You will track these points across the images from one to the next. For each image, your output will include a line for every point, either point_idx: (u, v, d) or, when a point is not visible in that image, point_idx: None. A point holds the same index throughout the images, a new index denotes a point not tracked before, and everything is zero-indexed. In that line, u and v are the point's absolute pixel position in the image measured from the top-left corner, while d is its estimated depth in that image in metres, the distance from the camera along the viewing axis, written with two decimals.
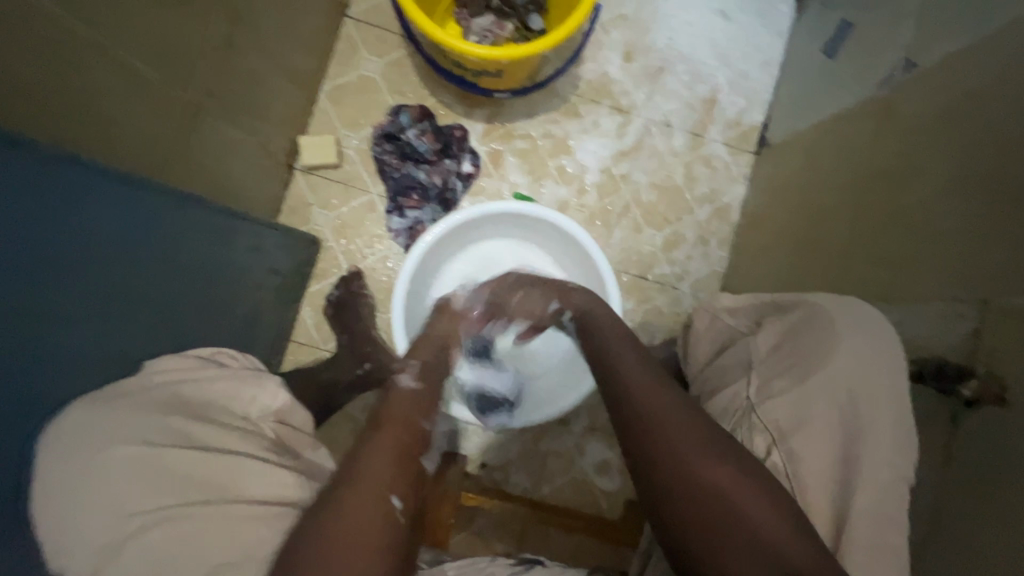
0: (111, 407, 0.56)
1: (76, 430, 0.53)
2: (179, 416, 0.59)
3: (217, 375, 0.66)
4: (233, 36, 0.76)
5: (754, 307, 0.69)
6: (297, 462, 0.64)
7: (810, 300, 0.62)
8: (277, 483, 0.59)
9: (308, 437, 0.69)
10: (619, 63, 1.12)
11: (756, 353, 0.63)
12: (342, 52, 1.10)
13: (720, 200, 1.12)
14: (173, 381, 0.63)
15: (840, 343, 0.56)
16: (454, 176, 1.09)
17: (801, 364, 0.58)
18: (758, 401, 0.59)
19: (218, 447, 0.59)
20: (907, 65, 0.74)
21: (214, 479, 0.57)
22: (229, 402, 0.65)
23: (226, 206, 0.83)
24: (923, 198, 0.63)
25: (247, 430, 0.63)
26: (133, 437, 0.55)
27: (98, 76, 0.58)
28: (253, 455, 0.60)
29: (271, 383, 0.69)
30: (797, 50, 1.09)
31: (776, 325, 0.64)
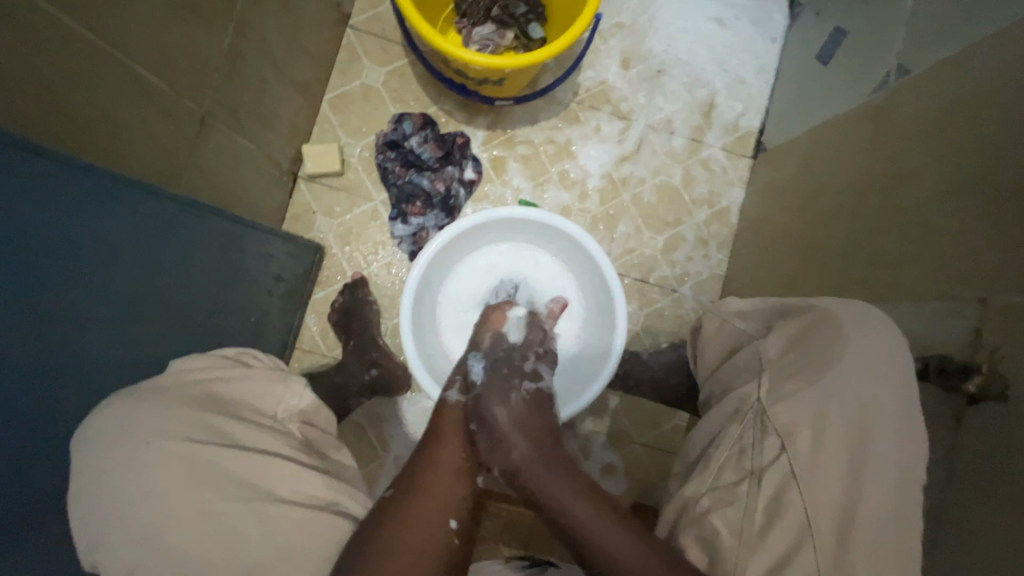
0: (150, 402, 0.56)
1: (112, 425, 0.53)
2: (216, 414, 0.58)
3: (248, 375, 0.66)
4: (240, 46, 0.77)
5: (762, 310, 0.70)
6: (324, 463, 0.65)
7: (819, 303, 0.63)
8: (311, 485, 0.59)
9: (331, 439, 0.70)
10: (618, 69, 1.14)
11: (766, 355, 0.64)
12: (344, 62, 1.11)
13: (719, 203, 1.13)
14: (205, 380, 0.63)
15: (847, 338, 0.58)
16: (457, 183, 1.09)
17: (810, 367, 0.59)
18: (769, 403, 0.60)
19: (257, 446, 0.59)
20: (900, 70, 0.76)
21: (252, 479, 0.56)
22: (260, 402, 0.65)
23: (235, 214, 0.84)
24: (921, 200, 0.65)
25: (278, 430, 0.63)
26: (178, 433, 0.54)
27: (113, 87, 0.59)
28: (286, 456, 0.61)
29: (296, 384, 0.69)
30: (792, 56, 1.11)
31: (789, 324, 0.64)
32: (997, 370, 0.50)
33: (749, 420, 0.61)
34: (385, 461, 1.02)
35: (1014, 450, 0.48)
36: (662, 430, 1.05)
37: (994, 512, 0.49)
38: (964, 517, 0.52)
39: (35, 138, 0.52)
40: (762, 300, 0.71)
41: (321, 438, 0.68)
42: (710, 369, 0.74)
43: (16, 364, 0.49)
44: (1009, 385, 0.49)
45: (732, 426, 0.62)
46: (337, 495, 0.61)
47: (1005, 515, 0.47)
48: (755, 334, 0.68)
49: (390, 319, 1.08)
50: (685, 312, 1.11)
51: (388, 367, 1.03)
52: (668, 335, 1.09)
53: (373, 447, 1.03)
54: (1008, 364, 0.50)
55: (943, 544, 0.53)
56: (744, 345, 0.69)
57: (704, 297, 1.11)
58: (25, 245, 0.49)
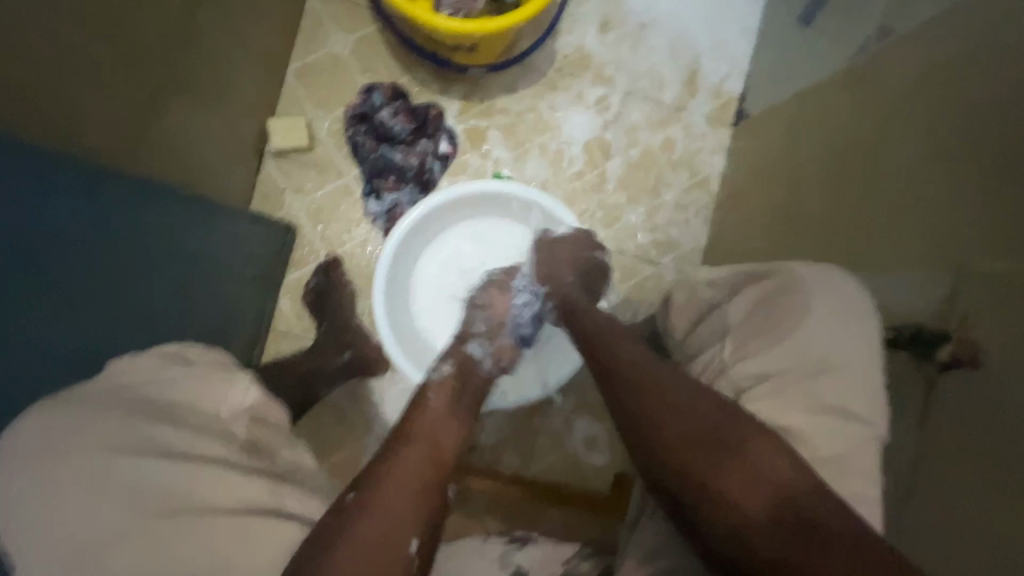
0: (68, 414, 0.53)
1: (36, 434, 0.51)
2: (138, 420, 0.55)
3: (182, 376, 0.62)
4: (194, 12, 0.72)
5: (728, 278, 0.66)
6: (271, 463, 0.61)
7: (783, 270, 0.60)
8: (249, 490, 0.56)
9: (285, 435, 0.66)
10: (596, 34, 1.10)
11: (729, 317, 0.63)
12: (308, 29, 1.05)
13: (700, 171, 1.11)
14: (133, 384, 0.59)
15: (811, 310, 0.57)
16: (432, 157, 1.06)
17: (775, 334, 0.58)
18: (732, 362, 0.60)
19: (184, 452, 0.55)
20: (883, 31, 0.74)
21: (174, 489, 0.53)
22: (196, 402, 0.61)
23: (193, 195, 0.80)
24: (900, 166, 0.64)
25: (214, 432, 0.59)
26: (98, 443, 0.52)
27: (53, 58, 0.54)
28: (217, 460, 0.57)
29: (240, 380, 0.64)
30: (774, 17, 1.08)
31: (754, 290, 0.62)
32: (970, 338, 0.51)
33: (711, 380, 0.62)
34: (367, 441, 1.02)
35: (983, 417, 0.48)
36: None
37: (961, 479, 0.49)
38: (933, 483, 0.53)
39: None
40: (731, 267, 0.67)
41: (274, 435, 0.65)
42: (680, 337, 0.72)
43: None
44: (982, 351, 0.49)
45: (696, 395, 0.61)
46: (281, 498, 0.58)
47: (972, 481, 0.48)
48: (721, 300, 0.66)
49: (367, 298, 1.05)
50: (667, 284, 1.10)
51: (363, 347, 1.01)
52: (649, 308, 1.08)
53: (355, 428, 1.02)
54: (982, 332, 0.50)
55: (913, 510, 0.54)
56: (711, 311, 0.67)
57: (686, 268, 1.10)
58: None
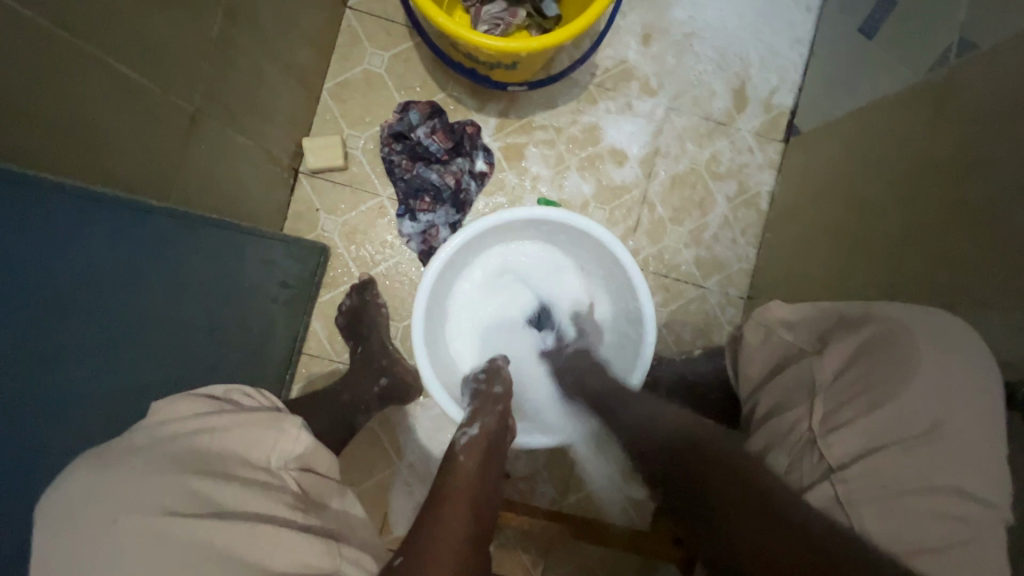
0: (116, 471, 0.47)
1: (82, 494, 0.45)
2: (197, 476, 0.50)
3: (233, 424, 0.57)
4: (233, 34, 0.71)
5: (816, 321, 0.61)
6: (323, 520, 0.58)
7: (886, 315, 0.55)
8: (310, 553, 0.52)
9: (332, 484, 0.63)
10: (638, 47, 1.06)
11: (820, 375, 0.57)
12: (344, 46, 1.04)
13: (748, 189, 1.06)
14: (184, 434, 0.54)
15: (921, 364, 0.50)
16: (468, 176, 1.03)
17: (869, 392, 0.52)
18: (823, 433, 0.53)
19: (252, 511, 0.51)
20: (963, 46, 0.68)
21: (240, 553, 0.47)
22: (247, 451, 0.56)
23: (233, 221, 0.78)
24: (991, 196, 0.58)
25: (272, 486, 0.55)
26: (154, 505, 0.45)
27: (83, 85, 0.52)
28: (281, 520, 0.52)
29: (290, 425, 0.61)
30: (830, 27, 1.02)
31: (850, 341, 0.57)
32: None
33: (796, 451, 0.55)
34: (399, 468, 0.99)
35: None
36: None
37: None
38: None
39: (15, 157, 0.47)
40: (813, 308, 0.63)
41: (320, 485, 0.61)
42: (753, 388, 0.67)
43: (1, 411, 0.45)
44: None
45: (779, 456, 0.56)
46: (340, 562, 0.54)
47: None
48: (807, 348, 0.61)
49: (400, 321, 1.02)
50: (712, 308, 1.04)
51: (400, 374, 0.96)
52: (694, 333, 1.03)
53: (387, 455, 0.99)
54: None
55: None
56: (792, 359, 0.62)
57: (732, 292, 1.05)
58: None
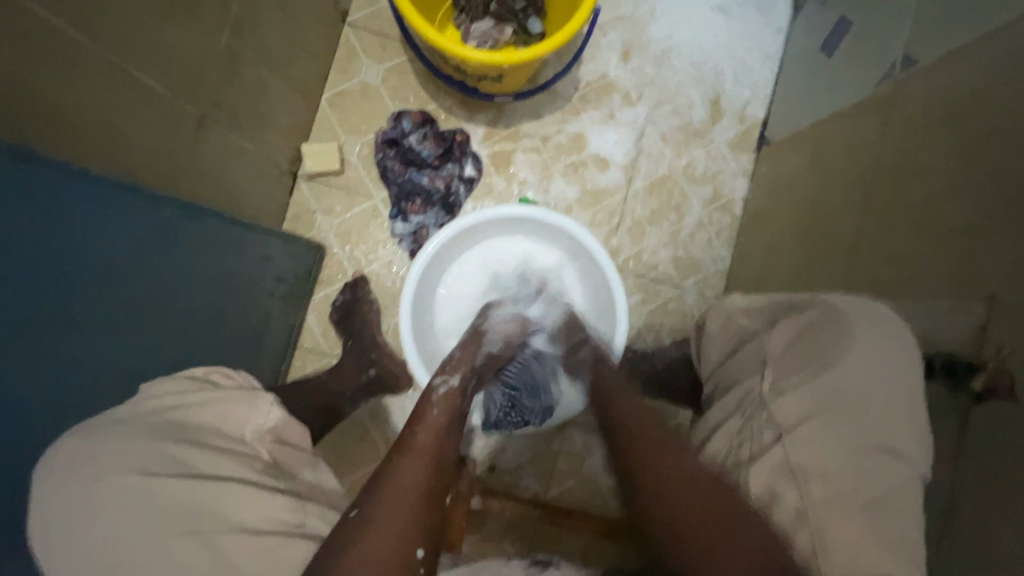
0: (103, 436, 0.54)
1: (71, 459, 0.52)
2: (172, 443, 0.57)
3: (210, 400, 0.64)
4: (239, 45, 0.77)
5: (766, 305, 0.66)
6: (294, 485, 0.64)
7: (826, 300, 0.60)
8: (276, 509, 0.58)
9: (304, 456, 0.69)
10: (618, 62, 1.13)
11: (769, 351, 0.61)
12: (343, 59, 1.11)
13: (723, 196, 1.12)
14: (164, 407, 0.61)
15: (856, 340, 0.55)
16: (457, 181, 1.09)
17: (813, 363, 0.57)
18: (771, 398, 0.58)
19: (220, 474, 0.57)
20: (907, 60, 0.75)
21: (209, 508, 0.54)
22: (223, 425, 0.63)
23: (235, 217, 0.84)
24: (928, 195, 0.63)
25: (243, 453, 0.62)
26: (131, 466, 0.52)
27: (103, 87, 0.58)
28: (250, 480, 0.59)
29: (265, 401, 0.68)
30: (797, 46, 1.09)
31: (795, 319, 0.61)
32: (1006, 370, 0.50)
33: (750, 414, 0.59)
34: None
35: (1016, 450, 0.48)
36: None
37: (998, 515, 0.48)
38: (969, 520, 0.51)
39: (42, 147, 0.52)
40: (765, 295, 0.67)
41: (292, 456, 0.67)
42: (712, 367, 0.72)
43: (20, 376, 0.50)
44: (1017, 383, 0.48)
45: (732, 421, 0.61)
46: (305, 518, 0.60)
47: (1009, 516, 0.47)
48: (758, 330, 0.66)
49: (391, 317, 1.07)
50: (688, 307, 1.09)
51: (388, 365, 1.03)
52: (672, 331, 1.08)
53: (376, 446, 1.03)
54: (1015, 362, 0.49)
55: (949, 547, 0.53)
56: (748, 340, 0.66)
57: (708, 293, 1.10)
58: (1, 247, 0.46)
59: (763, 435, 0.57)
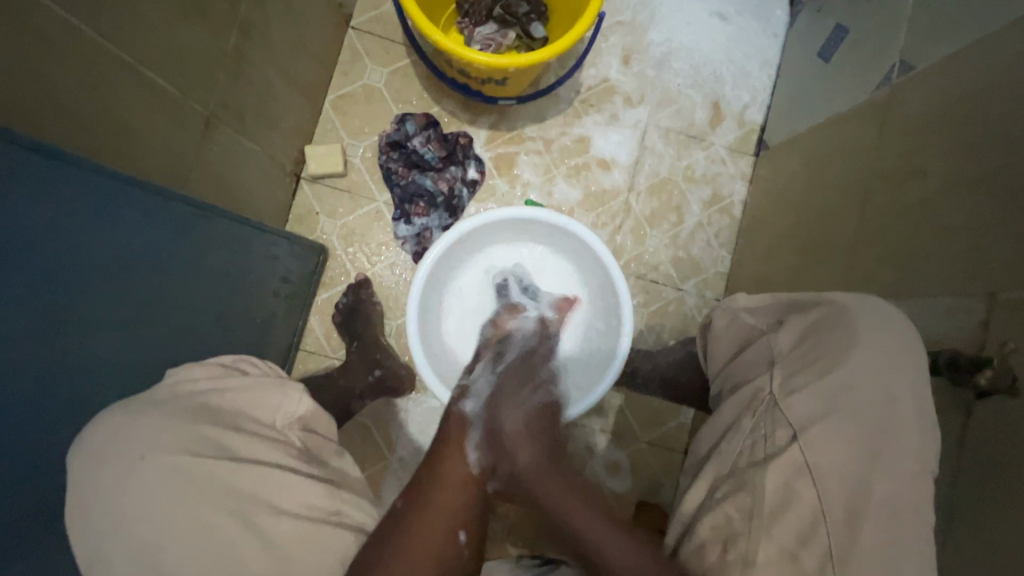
0: (144, 415, 0.55)
1: (108, 438, 0.53)
2: (210, 425, 0.58)
3: (241, 387, 0.65)
4: (247, 47, 0.77)
5: (774, 304, 0.68)
6: (327, 471, 0.65)
7: (830, 300, 0.62)
8: (313, 496, 0.60)
9: (332, 445, 0.70)
10: (619, 67, 1.14)
11: (778, 348, 0.63)
12: (346, 62, 1.11)
13: (722, 199, 1.14)
14: (200, 391, 0.62)
15: (863, 338, 0.57)
16: (460, 184, 1.09)
17: (820, 360, 0.58)
18: (781, 396, 0.59)
19: (255, 458, 0.59)
20: (903, 66, 0.77)
21: (245, 491, 0.56)
22: (255, 412, 0.64)
23: (244, 216, 0.84)
24: (927, 196, 0.65)
25: (276, 439, 0.63)
26: (176, 447, 0.54)
27: (117, 86, 0.58)
28: (286, 466, 0.60)
29: (294, 389, 0.68)
30: (794, 52, 1.11)
31: (800, 319, 0.63)
32: (1009, 363, 0.51)
33: (761, 411, 0.60)
34: (390, 461, 1.03)
35: (1018, 442, 0.49)
36: (667, 428, 1.05)
37: (1002, 507, 0.49)
38: (973, 513, 0.52)
39: (60, 143, 0.52)
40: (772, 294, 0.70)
41: (322, 443, 0.68)
42: (720, 364, 0.74)
43: (34, 374, 0.50)
44: (1018, 378, 0.50)
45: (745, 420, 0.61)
46: (341, 506, 0.62)
47: (1012, 508, 0.48)
48: (766, 329, 0.68)
49: (395, 319, 1.07)
50: (689, 309, 1.11)
51: (392, 368, 1.04)
52: (674, 333, 1.09)
53: (379, 448, 1.03)
54: (1016, 358, 0.50)
55: (954, 540, 0.54)
56: (755, 339, 0.68)
57: (708, 295, 1.11)
58: (18, 240, 0.46)
59: (777, 433, 0.57)
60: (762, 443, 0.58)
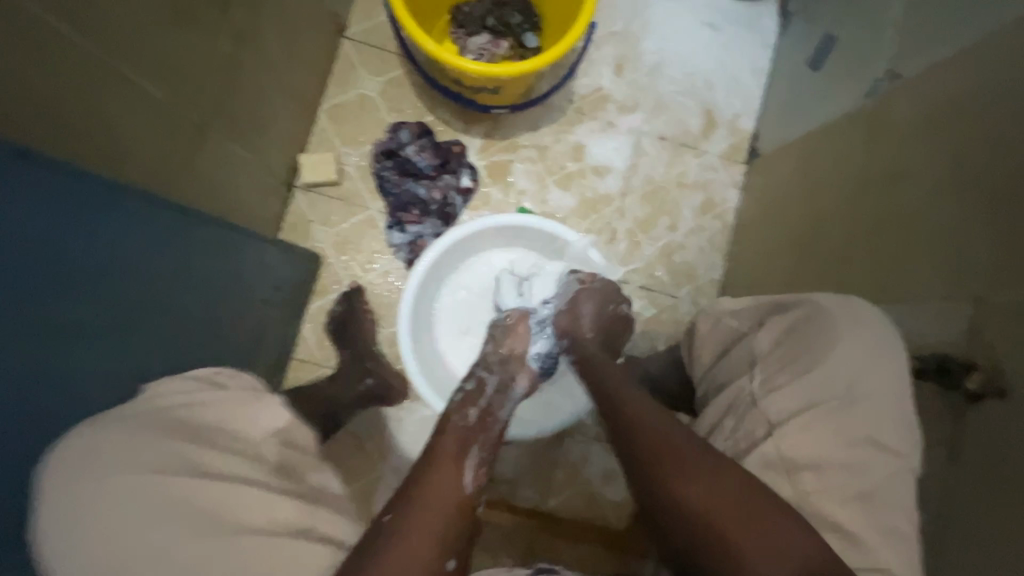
0: (115, 429, 0.54)
1: (81, 450, 0.51)
2: (184, 440, 0.57)
3: (217, 400, 0.64)
4: (240, 55, 0.78)
5: (754, 307, 0.68)
6: (301, 487, 0.64)
7: (811, 297, 0.62)
8: (282, 512, 0.58)
9: (310, 460, 0.69)
10: (612, 76, 1.15)
11: (758, 351, 0.63)
12: (340, 72, 1.12)
13: (715, 207, 1.14)
14: (175, 405, 0.61)
15: (842, 337, 0.57)
16: (454, 192, 1.10)
17: (798, 359, 0.58)
18: (761, 394, 0.59)
19: (229, 474, 0.57)
20: (891, 75, 0.77)
21: (220, 505, 0.54)
22: (233, 425, 0.63)
23: (232, 224, 0.83)
24: (919, 202, 0.65)
25: (250, 454, 0.62)
26: (148, 460, 0.53)
27: (105, 92, 0.58)
28: (258, 482, 0.59)
29: (271, 402, 0.68)
30: (784, 61, 1.13)
31: (779, 320, 0.63)
32: (998, 369, 0.51)
33: (740, 413, 0.61)
34: (383, 471, 1.02)
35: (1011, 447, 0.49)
36: None
37: (996, 514, 0.49)
38: (966, 520, 0.52)
39: (49, 149, 0.52)
40: (754, 297, 0.69)
41: (298, 458, 0.67)
42: (704, 369, 0.73)
43: (17, 384, 0.49)
44: (1008, 382, 0.50)
45: (727, 421, 0.62)
46: (312, 522, 0.60)
47: (1006, 515, 0.48)
48: (748, 332, 0.67)
49: (388, 327, 1.07)
50: (683, 316, 1.10)
51: (382, 375, 1.02)
52: (668, 340, 1.09)
53: (372, 458, 1.02)
54: (1007, 364, 0.50)
55: (947, 548, 0.53)
56: (736, 342, 0.68)
57: (702, 302, 1.11)
58: (0, 246, 0.46)
59: (755, 429, 0.58)
60: (758, 446, 0.56)
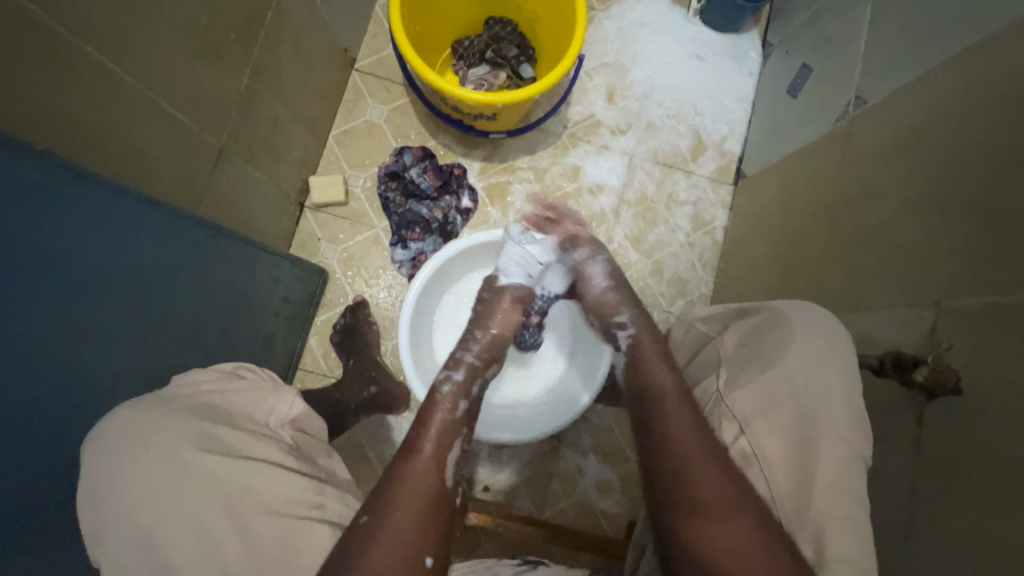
0: (148, 410, 0.59)
1: (116, 430, 0.57)
2: (209, 421, 0.62)
3: (240, 388, 0.69)
4: (259, 86, 0.85)
5: (718, 314, 0.73)
6: (315, 468, 0.68)
7: (770, 305, 0.66)
8: (296, 489, 0.62)
9: (321, 445, 0.73)
10: (604, 103, 1.22)
11: (722, 351, 0.68)
12: (350, 100, 1.20)
13: (704, 225, 1.19)
14: (201, 392, 0.66)
15: (796, 336, 0.61)
16: (454, 211, 1.15)
17: (759, 359, 0.63)
18: (727, 393, 0.64)
19: (249, 453, 0.62)
20: (859, 100, 0.83)
21: (236, 481, 0.59)
22: (254, 411, 0.68)
23: (249, 237, 0.89)
24: (885, 215, 0.70)
25: (268, 436, 0.66)
26: (175, 437, 0.58)
27: (139, 115, 0.65)
28: (277, 462, 0.63)
29: (289, 393, 0.72)
30: (767, 89, 1.19)
31: (741, 325, 0.68)
32: (944, 364, 0.55)
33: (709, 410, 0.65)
34: None
35: (965, 439, 0.52)
36: None
37: (955, 502, 0.52)
38: (930, 511, 0.55)
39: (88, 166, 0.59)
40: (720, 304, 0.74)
41: (311, 443, 0.71)
42: None
43: (51, 372, 0.55)
44: (962, 377, 0.53)
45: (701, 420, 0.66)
46: (323, 498, 0.63)
47: (963, 502, 0.51)
48: (716, 335, 0.72)
49: (390, 340, 1.12)
50: None
51: (386, 385, 1.06)
52: None
53: (373, 465, 1.06)
54: (960, 361, 0.54)
55: (914, 539, 0.56)
56: (706, 344, 0.73)
57: None
58: (47, 249, 0.52)
59: (724, 429, 0.62)
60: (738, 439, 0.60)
